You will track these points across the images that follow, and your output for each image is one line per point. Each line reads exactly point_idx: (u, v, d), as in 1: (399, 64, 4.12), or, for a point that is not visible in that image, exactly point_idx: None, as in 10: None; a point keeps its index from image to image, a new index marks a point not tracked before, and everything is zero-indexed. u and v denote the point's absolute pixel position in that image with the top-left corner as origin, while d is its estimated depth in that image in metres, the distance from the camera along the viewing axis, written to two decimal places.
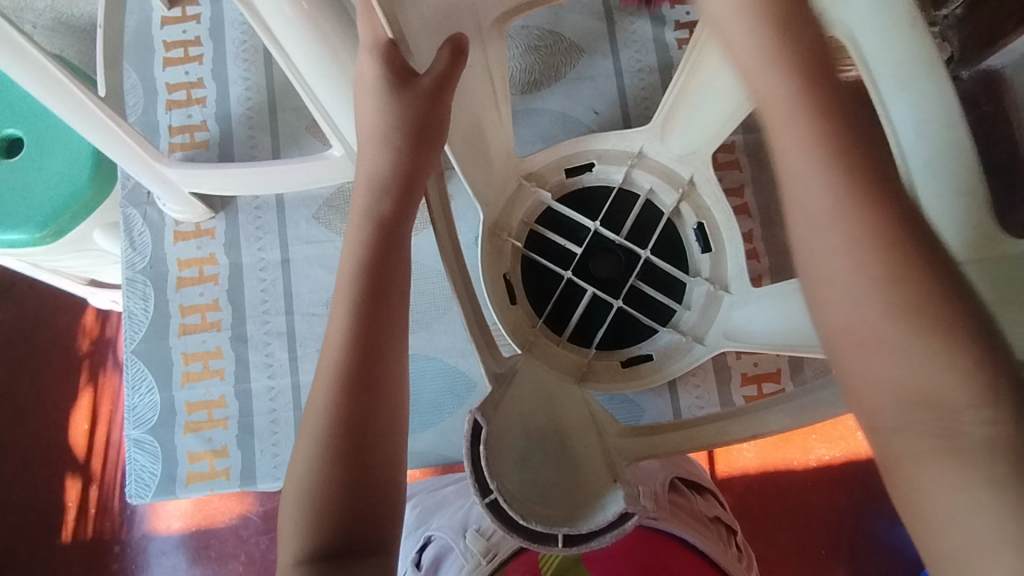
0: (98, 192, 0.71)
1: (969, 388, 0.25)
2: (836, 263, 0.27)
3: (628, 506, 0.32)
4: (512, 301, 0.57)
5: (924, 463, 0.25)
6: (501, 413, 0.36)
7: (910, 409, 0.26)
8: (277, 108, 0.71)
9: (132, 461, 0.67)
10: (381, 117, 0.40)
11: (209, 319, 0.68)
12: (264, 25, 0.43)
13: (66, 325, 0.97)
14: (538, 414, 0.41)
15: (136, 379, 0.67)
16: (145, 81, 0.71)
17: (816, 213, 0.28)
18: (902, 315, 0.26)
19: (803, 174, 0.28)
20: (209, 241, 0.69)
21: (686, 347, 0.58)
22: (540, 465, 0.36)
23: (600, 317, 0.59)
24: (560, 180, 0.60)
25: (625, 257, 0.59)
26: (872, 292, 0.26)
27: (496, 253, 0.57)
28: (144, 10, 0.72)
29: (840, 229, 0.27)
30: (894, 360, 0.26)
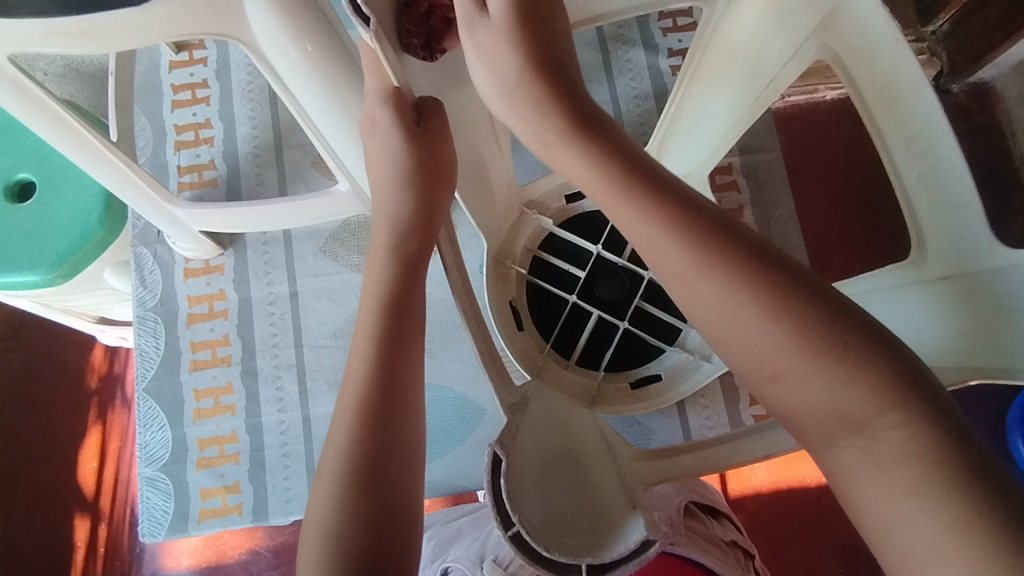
0: (108, 234, 0.72)
1: (867, 396, 0.30)
2: (742, 324, 0.33)
3: (651, 532, 0.32)
4: (520, 328, 0.58)
5: (863, 470, 0.30)
6: (517, 444, 0.36)
7: (840, 428, 0.31)
8: (283, 145, 0.72)
9: (145, 500, 0.67)
10: (389, 155, 0.41)
11: (220, 354, 0.68)
12: (273, 70, 0.44)
13: (76, 364, 0.98)
14: (551, 440, 0.41)
15: (148, 417, 0.68)
16: (154, 124, 0.73)
17: (710, 296, 0.34)
18: (804, 354, 0.32)
19: (687, 267, 0.34)
20: (218, 276, 0.70)
21: (694, 366, 0.59)
22: (557, 492, 0.36)
23: (606, 339, 0.59)
24: (560, 206, 0.61)
25: (629, 279, 0.59)
26: (774, 342, 0.32)
27: (502, 281, 0.58)
28: (153, 55, 0.74)
29: (734, 301, 0.33)
30: (809, 395, 0.32)
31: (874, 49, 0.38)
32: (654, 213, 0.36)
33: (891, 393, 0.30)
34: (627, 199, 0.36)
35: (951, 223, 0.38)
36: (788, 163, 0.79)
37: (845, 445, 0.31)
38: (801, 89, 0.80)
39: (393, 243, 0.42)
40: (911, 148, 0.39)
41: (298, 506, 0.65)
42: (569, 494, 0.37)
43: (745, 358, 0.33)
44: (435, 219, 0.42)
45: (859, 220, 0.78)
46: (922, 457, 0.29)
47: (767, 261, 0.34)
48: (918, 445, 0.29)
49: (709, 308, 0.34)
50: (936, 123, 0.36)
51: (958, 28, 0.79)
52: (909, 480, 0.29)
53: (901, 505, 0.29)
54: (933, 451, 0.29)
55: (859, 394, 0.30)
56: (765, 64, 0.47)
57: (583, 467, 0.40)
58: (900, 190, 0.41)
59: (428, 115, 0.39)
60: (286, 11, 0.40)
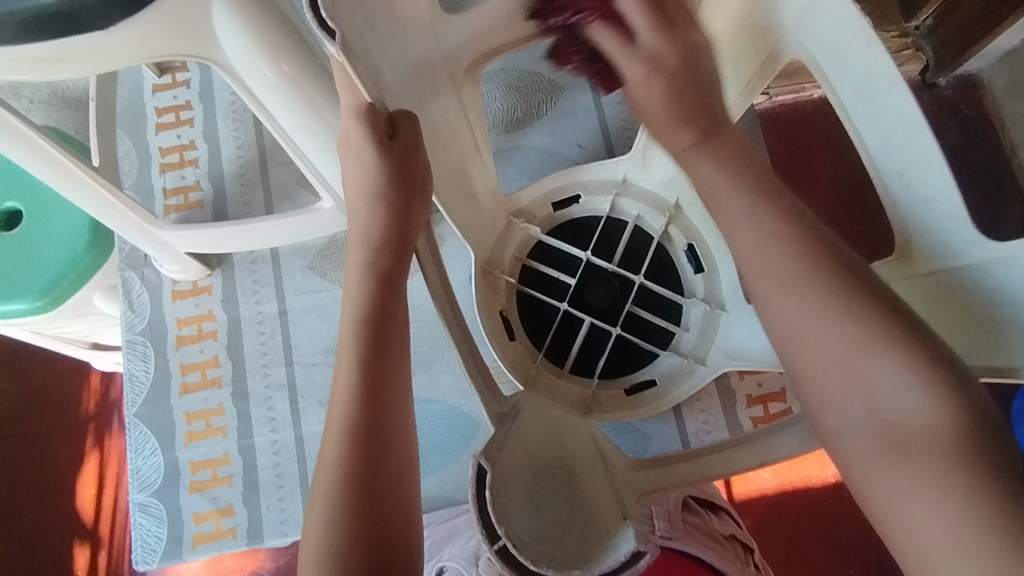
0: (97, 258, 0.71)
1: (911, 382, 0.30)
2: (787, 296, 0.34)
3: (640, 544, 0.32)
4: (511, 338, 0.57)
5: (883, 458, 0.31)
6: (505, 455, 0.35)
7: (860, 406, 0.32)
8: (268, 163, 0.72)
9: (138, 526, 0.66)
10: (361, 169, 0.41)
11: (210, 375, 0.68)
12: (248, 90, 0.44)
13: (71, 391, 0.97)
14: (544, 449, 0.41)
15: (139, 443, 0.67)
16: (139, 147, 0.73)
17: (772, 271, 0.35)
18: (848, 334, 0.32)
19: (758, 243, 0.36)
20: (207, 298, 0.70)
21: (689, 370, 0.58)
22: (549, 502, 0.36)
23: (600, 347, 0.59)
24: (547, 214, 0.61)
25: (620, 286, 0.59)
26: (820, 310, 0.33)
27: (490, 292, 0.57)
28: (136, 79, 0.74)
29: (794, 272, 0.34)
30: (849, 375, 0.32)
31: (843, 43, 0.38)
32: (740, 190, 0.37)
33: (932, 384, 0.30)
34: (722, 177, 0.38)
35: (933, 215, 0.38)
36: (776, 163, 0.79)
37: (866, 428, 0.32)
38: (788, 88, 0.80)
39: (371, 257, 0.41)
40: (888, 142, 0.39)
41: (293, 526, 0.64)
42: (558, 504, 0.36)
43: (785, 327, 0.34)
44: (417, 230, 0.42)
45: (850, 218, 0.78)
46: (942, 443, 0.29)
47: (818, 243, 0.35)
48: (944, 432, 0.30)
49: (766, 276, 0.35)
50: (912, 116, 0.36)
51: (942, 23, 0.79)
52: (929, 472, 0.29)
53: (915, 501, 0.29)
54: (958, 441, 0.29)
55: (899, 376, 0.31)
56: (749, 52, 0.46)
57: (575, 478, 0.39)
58: (880, 185, 0.41)
59: (400, 126, 0.39)
60: (257, 30, 0.40)
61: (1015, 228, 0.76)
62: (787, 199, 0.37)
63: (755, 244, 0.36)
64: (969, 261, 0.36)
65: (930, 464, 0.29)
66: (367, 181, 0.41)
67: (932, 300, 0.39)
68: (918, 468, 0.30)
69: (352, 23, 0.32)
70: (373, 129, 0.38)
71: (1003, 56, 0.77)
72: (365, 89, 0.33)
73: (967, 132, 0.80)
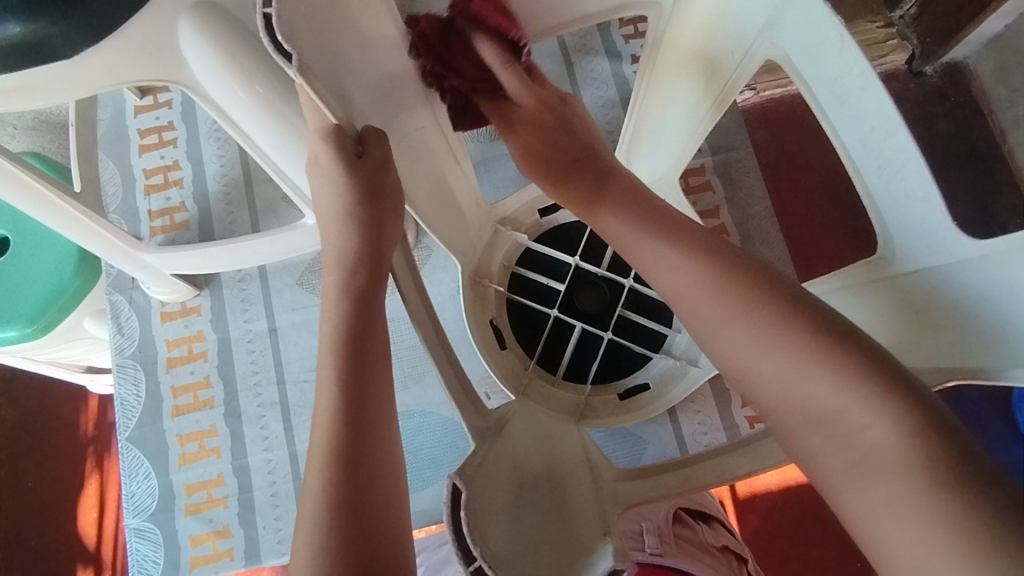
0: (85, 282, 0.71)
1: (867, 398, 0.29)
2: (716, 328, 0.35)
3: (617, 563, 0.31)
4: (501, 346, 0.57)
5: (850, 481, 0.30)
6: (484, 473, 0.34)
7: (819, 431, 0.31)
8: (253, 181, 0.72)
9: (133, 551, 0.65)
10: (336, 185, 0.41)
11: (201, 397, 0.67)
12: (223, 112, 0.44)
13: (68, 415, 0.96)
14: (531, 461, 0.40)
15: (132, 467, 0.67)
16: (123, 170, 0.73)
17: (703, 305, 0.36)
18: (783, 355, 0.32)
19: (685, 280, 0.37)
20: (196, 318, 0.69)
21: (681, 372, 0.57)
22: (533, 516, 0.36)
23: (592, 351, 0.58)
24: (535, 220, 0.61)
25: (609, 289, 0.58)
26: (746, 332, 0.34)
27: (478, 301, 0.57)
28: (118, 102, 0.74)
29: (722, 307, 0.35)
30: (802, 395, 0.32)
31: (817, 43, 0.38)
32: (657, 234, 0.39)
33: (880, 399, 0.29)
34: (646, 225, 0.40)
35: (912, 211, 0.38)
36: (761, 160, 0.79)
37: (821, 449, 0.31)
38: (775, 82, 0.81)
39: (346, 279, 0.41)
40: (866, 138, 0.38)
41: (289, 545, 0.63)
42: (541, 518, 0.36)
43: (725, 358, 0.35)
44: (393, 247, 0.42)
45: (839, 213, 0.78)
46: (906, 467, 0.28)
47: (744, 272, 0.36)
48: (896, 454, 0.28)
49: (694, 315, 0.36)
50: (889, 114, 0.36)
51: (925, 11, 0.79)
52: (891, 494, 0.28)
53: None
54: (912, 458, 0.28)
55: (841, 395, 0.30)
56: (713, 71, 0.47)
57: (561, 489, 0.39)
58: (857, 180, 0.40)
59: (370, 144, 0.39)
60: (226, 53, 0.40)
61: (1008, 214, 0.76)
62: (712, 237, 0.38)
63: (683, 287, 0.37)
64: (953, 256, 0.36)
65: (894, 478, 0.28)
66: (347, 196, 0.41)
67: (906, 304, 0.39)
68: (877, 489, 0.28)
69: (317, 44, 0.32)
70: (341, 145, 0.38)
71: (988, 43, 0.77)
72: (332, 108, 0.33)
73: (958, 119, 0.80)
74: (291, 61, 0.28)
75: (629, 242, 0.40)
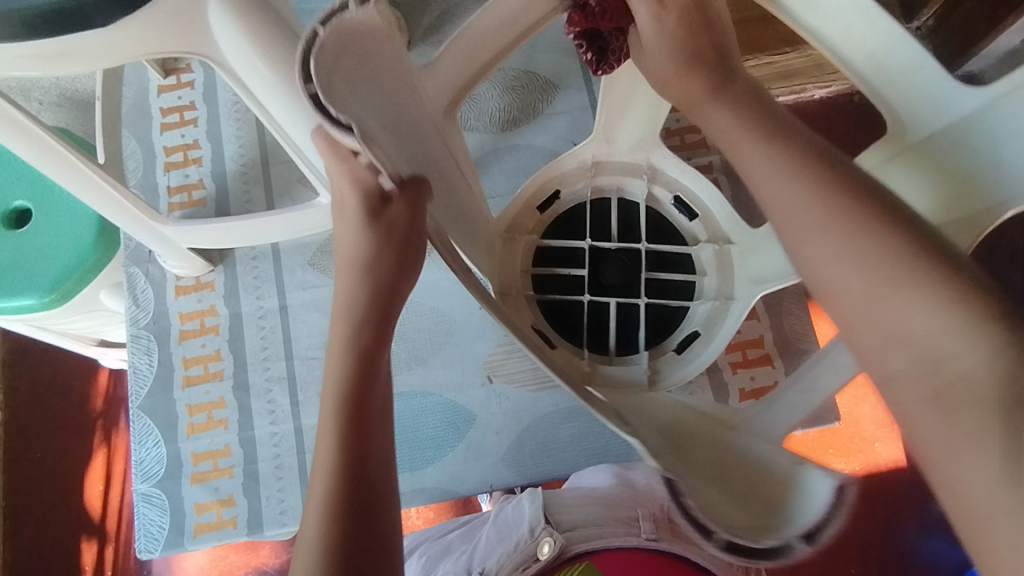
0: (104, 254, 0.73)
1: (955, 311, 0.28)
2: (814, 234, 0.31)
3: (843, 479, 0.31)
4: (551, 345, 0.50)
5: (912, 414, 0.28)
6: (671, 451, 0.34)
7: (902, 352, 0.28)
8: (270, 161, 0.74)
9: (140, 516, 0.67)
10: (362, 238, 0.41)
11: (212, 369, 0.69)
12: (247, 88, 0.45)
13: (80, 388, 0.99)
14: (673, 417, 0.40)
15: (142, 434, 0.68)
16: (144, 147, 0.75)
17: (805, 208, 0.32)
18: (866, 265, 0.29)
19: (785, 184, 0.33)
20: (209, 293, 0.71)
21: (727, 311, 0.52)
22: (710, 476, 0.34)
23: (633, 320, 0.53)
24: (536, 218, 0.54)
25: (630, 257, 0.54)
26: (841, 252, 0.30)
27: (513, 313, 0.50)
28: (142, 81, 0.76)
29: (821, 210, 0.31)
30: (887, 313, 0.29)
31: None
32: (758, 140, 0.35)
33: (978, 314, 0.27)
34: (748, 130, 0.35)
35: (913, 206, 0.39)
36: None
37: (902, 370, 0.28)
38: (788, 89, 0.81)
39: (353, 328, 0.41)
40: None
41: (292, 517, 0.65)
42: (712, 472, 0.34)
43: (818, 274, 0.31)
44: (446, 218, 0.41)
45: None
46: (991, 401, 0.26)
47: (834, 174, 0.32)
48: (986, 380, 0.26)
49: (794, 230, 0.32)
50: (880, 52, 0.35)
51: (942, 23, 0.81)
52: (974, 428, 0.26)
53: None
54: (1005, 386, 0.26)
55: (933, 313, 0.28)
56: None
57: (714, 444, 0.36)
58: None
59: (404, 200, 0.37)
60: (252, 31, 0.41)
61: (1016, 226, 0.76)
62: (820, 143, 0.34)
63: (790, 190, 0.32)
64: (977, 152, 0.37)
65: (978, 419, 0.26)
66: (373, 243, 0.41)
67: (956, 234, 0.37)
68: (954, 421, 0.26)
69: (370, 114, 0.33)
70: (369, 196, 0.40)
71: None
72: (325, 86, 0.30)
73: None
74: (351, 132, 0.29)
75: (732, 144, 0.36)
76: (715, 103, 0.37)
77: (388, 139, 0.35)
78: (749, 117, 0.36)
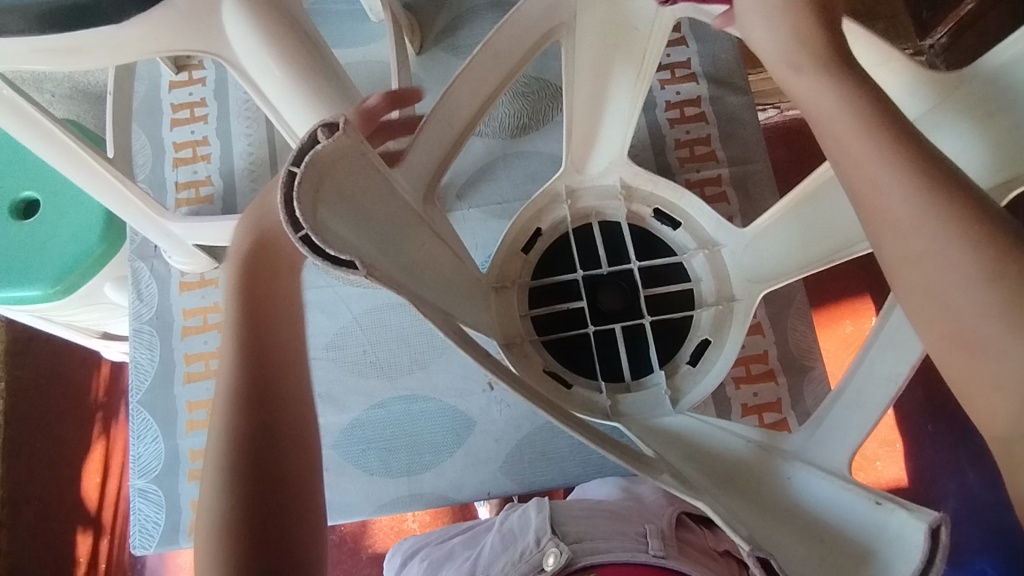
0: (110, 248, 0.73)
1: None
2: (934, 264, 0.29)
3: (936, 520, 0.31)
4: (567, 387, 0.49)
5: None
6: (747, 526, 0.34)
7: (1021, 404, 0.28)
8: (278, 160, 0.74)
9: (136, 512, 0.67)
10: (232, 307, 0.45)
11: (212, 366, 0.69)
12: (258, 89, 0.45)
13: (81, 379, 0.99)
14: (717, 462, 0.39)
15: (141, 429, 0.68)
16: (154, 142, 0.75)
17: (924, 239, 0.29)
18: (996, 295, 0.28)
19: (909, 208, 0.30)
20: (213, 290, 0.71)
21: (730, 314, 0.50)
22: (779, 521, 0.36)
23: (641, 342, 0.51)
24: (522, 262, 0.52)
25: (626, 280, 0.52)
26: (966, 288, 0.29)
27: (525, 365, 0.48)
28: (154, 77, 0.77)
29: (943, 238, 0.29)
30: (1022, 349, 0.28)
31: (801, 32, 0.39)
32: (874, 140, 0.31)
33: None
34: (859, 144, 0.31)
35: None
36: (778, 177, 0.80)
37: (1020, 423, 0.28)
38: None
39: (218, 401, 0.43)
40: None
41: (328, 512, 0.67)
42: (780, 518, 0.36)
43: (927, 305, 0.30)
44: (429, 247, 0.40)
45: None
46: None
47: (962, 197, 0.30)
48: None
49: (909, 262, 0.30)
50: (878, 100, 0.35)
51: (956, 41, 0.80)
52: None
53: None
54: None
55: None
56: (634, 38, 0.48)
57: (769, 479, 0.38)
58: None
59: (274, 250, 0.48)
60: (266, 32, 0.41)
61: None
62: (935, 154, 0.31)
63: (910, 213, 0.30)
64: (1008, 124, 0.38)
65: None
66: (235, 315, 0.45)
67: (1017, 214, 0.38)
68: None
69: (370, 245, 0.31)
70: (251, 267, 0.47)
71: None
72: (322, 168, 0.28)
73: None
74: (356, 270, 0.26)
75: (845, 148, 0.32)
76: (822, 92, 0.33)
77: (387, 261, 0.32)
78: (859, 114, 0.32)
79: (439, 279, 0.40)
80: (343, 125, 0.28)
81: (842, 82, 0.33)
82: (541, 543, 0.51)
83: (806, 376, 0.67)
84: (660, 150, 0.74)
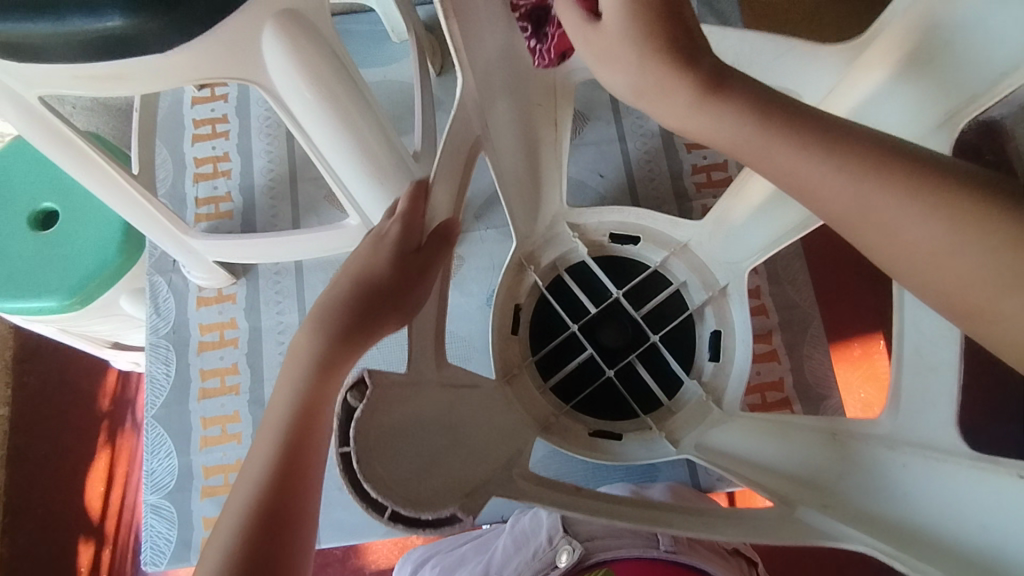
0: (127, 260, 0.73)
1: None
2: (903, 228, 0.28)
3: None
4: (619, 438, 0.50)
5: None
6: (847, 520, 0.33)
7: None
8: (298, 178, 0.74)
9: (147, 527, 0.66)
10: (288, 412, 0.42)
11: (228, 382, 0.69)
12: (288, 112, 0.45)
13: (88, 387, 0.99)
14: (791, 464, 0.39)
15: (155, 445, 0.68)
16: (175, 156, 0.76)
17: (889, 216, 0.28)
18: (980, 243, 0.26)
19: (852, 192, 0.29)
20: (230, 305, 0.72)
21: (725, 299, 0.54)
22: (878, 504, 0.34)
23: (653, 360, 0.54)
24: (516, 343, 0.53)
25: (615, 314, 0.55)
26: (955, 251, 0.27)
27: (571, 440, 0.49)
28: (177, 92, 0.78)
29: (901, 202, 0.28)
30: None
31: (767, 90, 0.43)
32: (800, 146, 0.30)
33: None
34: (807, 160, 0.30)
35: None
36: None
37: None
38: None
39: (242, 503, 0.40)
40: None
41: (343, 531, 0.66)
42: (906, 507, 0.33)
43: (950, 283, 0.27)
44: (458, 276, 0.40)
45: None
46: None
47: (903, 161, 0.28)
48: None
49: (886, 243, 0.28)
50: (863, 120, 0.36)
51: None
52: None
53: None
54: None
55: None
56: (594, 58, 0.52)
57: (864, 469, 0.37)
58: None
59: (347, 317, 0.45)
60: (302, 58, 0.42)
61: None
62: (870, 135, 0.29)
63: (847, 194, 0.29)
64: None
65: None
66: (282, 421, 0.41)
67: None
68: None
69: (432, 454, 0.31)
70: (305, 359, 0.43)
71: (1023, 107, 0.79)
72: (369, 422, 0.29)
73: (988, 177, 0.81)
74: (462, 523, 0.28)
75: (783, 167, 0.31)
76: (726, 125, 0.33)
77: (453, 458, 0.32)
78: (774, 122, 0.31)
79: (480, 424, 0.39)
80: (372, 386, 0.28)
81: (762, 100, 0.33)
82: (551, 541, 0.51)
83: (822, 405, 0.67)
84: (677, 175, 0.75)
